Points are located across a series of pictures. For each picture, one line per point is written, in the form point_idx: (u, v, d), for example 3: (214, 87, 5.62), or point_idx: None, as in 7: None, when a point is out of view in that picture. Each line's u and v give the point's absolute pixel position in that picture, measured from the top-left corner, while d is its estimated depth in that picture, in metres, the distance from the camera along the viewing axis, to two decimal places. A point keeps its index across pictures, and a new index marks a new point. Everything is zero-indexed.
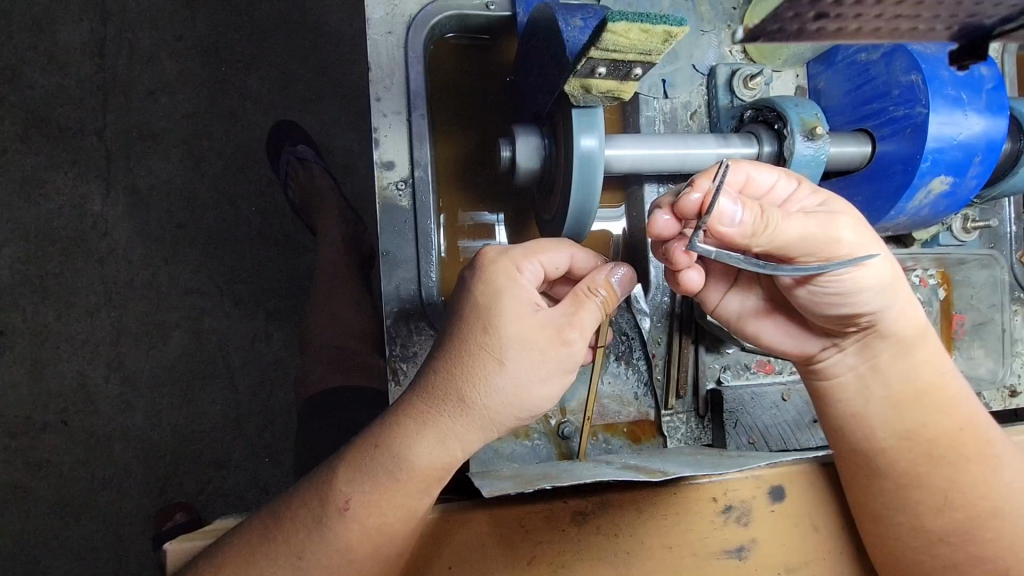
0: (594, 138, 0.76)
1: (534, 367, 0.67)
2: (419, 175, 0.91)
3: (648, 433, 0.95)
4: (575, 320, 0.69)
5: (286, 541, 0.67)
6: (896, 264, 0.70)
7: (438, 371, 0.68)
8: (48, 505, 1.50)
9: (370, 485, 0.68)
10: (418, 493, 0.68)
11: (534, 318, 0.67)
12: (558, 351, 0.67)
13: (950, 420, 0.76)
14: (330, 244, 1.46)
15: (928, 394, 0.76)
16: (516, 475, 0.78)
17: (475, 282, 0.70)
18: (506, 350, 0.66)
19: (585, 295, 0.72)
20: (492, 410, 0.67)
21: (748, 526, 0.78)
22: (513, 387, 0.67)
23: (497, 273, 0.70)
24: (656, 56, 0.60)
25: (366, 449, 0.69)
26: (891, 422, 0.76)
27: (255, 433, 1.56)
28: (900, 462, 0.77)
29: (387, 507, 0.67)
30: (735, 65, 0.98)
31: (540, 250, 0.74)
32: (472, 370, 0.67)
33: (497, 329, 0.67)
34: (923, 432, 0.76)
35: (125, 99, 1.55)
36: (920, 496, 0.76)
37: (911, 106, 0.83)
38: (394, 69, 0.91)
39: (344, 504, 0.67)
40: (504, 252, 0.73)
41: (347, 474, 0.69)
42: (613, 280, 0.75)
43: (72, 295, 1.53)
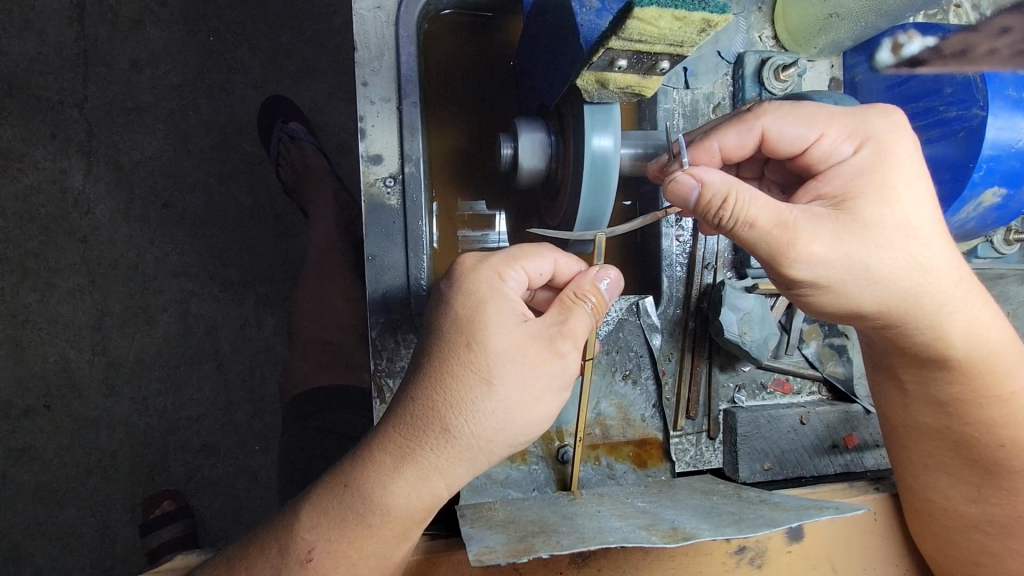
0: (608, 137, 0.67)
1: (527, 386, 0.59)
2: (410, 171, 0.82)
3: (656, 457, 0.87)
4: (565, 330, 0.62)
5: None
6: (912, 263, 0.62)
7: (415, 396, 0.60)
8: (27, 494, 1.40)
9: (337, 530, 0.61)
10: (394, 538, 0.61)
11: (521, 334, 0.60)
12: (551, 366, 0.60)
13: (977, 429, 0.74)
14: (323, 228, 1.36)
15: (954, 405, 0.74)
16: (509, 522, 0.64)
17: (454, 295, 0.62)
18: (494, 369, 0.58)
19: (572, 302, 0.65)
20: (480, 438, 0.59)
21: (762, 568, 0.72)
22: (503, 409, 0.59)
23: (478, 284, 0.62)
24: (688, 49, 0.51)
25: (335, 488, 0.62)
26: (904, 414, 0.78)
27: (244, 421, 1.48)
28: (930, 457, 0.76)
29: (356, 556, 0.61)
30: (766, 54, 0.88)
31: (521, 257, 0.66)
32: (455, 393, 0.59)
33: (481, 346, 0.59)
34: (938, 432, 0.76)
35: (106, 68, 1.43)
36: (929, 480, 0.77)
37: (966, 107, 0.76)
38: (384, 51, 0.81)
39: (308, 554, 0.62)
40: (482, 259, 0.65)
41: (312, 519, 0.62)
42: (601, 284, 0.68)
43: (53, 275, 1.42)
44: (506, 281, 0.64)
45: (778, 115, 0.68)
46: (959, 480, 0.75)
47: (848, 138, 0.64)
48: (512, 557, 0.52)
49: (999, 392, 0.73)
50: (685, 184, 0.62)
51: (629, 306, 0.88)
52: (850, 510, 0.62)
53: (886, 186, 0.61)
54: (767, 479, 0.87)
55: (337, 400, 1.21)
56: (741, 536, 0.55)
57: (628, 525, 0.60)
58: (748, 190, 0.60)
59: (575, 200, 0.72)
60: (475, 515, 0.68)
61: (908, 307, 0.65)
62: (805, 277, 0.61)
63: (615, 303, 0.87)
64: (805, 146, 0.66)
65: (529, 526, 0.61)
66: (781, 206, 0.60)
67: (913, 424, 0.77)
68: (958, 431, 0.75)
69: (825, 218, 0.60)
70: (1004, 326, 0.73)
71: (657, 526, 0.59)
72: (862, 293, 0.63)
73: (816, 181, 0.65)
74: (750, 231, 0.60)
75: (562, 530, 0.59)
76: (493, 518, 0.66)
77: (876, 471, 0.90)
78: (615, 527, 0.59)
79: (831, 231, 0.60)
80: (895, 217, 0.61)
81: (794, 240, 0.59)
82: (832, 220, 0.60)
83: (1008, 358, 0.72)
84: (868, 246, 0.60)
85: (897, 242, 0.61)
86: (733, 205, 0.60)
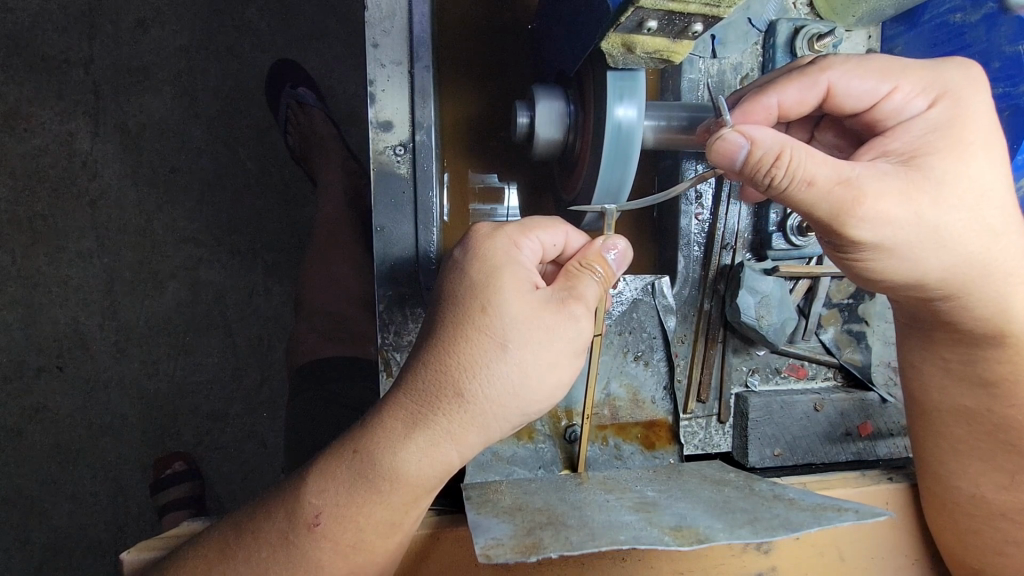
0: (631, 107, 0.64)
1: (541, 352, 0.57)
2: (421, 139, 0.79)
3: (664, 439, 0.85)
4: (578, 298, 0.60)
5: (248, 561, 0.62)
6: (977, 231, 0.60)
7: (427, 363, 0.59)
8: (41, 455, 1.42)
9: (345, 495, 0.60)
10: (401, 505, 0.61)
11: (534, 299, 0.58)
12: (565, 331, 0.58)
13: (1022, 412, 0.71)
14: (331, 197, 1.34)
15: (1002, 385, 0.71)
16: (517, 508, 0.63)
17: (469, 260, 0.60)
18: (510, 334, 0.57)
19: (581, 271, 0.63)
20: (493, 404, 0.58)
21: (768, 554, 0.72)
22: (518, 375, 0.57)
23: (493, 249, 0.60)
24: (726, 8, 0.47)
25: (343, 454, 0.61)
26: (943, 395, 0.75)
27: (252, 387, 1.49)
28: (958, 441, 0.75)
29: (364, 521, 0.60)
30: (800, 21, 0.82)
31: (534, 227, 0.63)
32: (468, 359, 0.57)
33: (495, 311, 0.57)
34: (981, 414, 0.73)
35: (113, 27, 1.39)
36: (956, 466, 0.75)
37: (1014, 83, 0.74)
38: (396, 10, 0.77)
39: (315, 518, 0.61)
40: (497, 226, 0.63)
41: (318, 484, 0.62)
42: (608, 254, 0.66)
43: (63, 238, 1.41)
44: (521, 249, 0.62)
45: (843, 71, 0.66)
46: (987, 465, 0.73)
47: (921, 95, 0.63)
48: (520, 554, 0.51)
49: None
50: (733, 142, 0.58)
51: (644, 286, 0.85)
52: (869, 515, 0.58)
53: (955, 146, 0.60)
54: (777, 465, 0.85)
55: (344, 371, 1.21)
56: (757, 540, 0.54)
57: (638, 519, 0.58)
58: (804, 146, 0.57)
59: (593, 172, 0.69)
60: (480, 500, 0.67)
61: (972, 274, 0.63)
62: (870, 239, 0.57)
63: (629, 283, 0.85)
64: (873, 102, 0.64)
65: (536, 516, 0.60)
66: (844, 164, 0.57)
67: (954, 406, 0.74)
68: (999, 413, 0.72)
69: (894, 174, 0.57)
70: None
71: (665, 522, 0.57)
72: (925, 259, 0.60)
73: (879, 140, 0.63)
74: (809, 190, 0.56)
75: (570, 524, 0.58)
76: (498, 503, 0.65)
77: (889, 460, 0.88)
78: (625, 522, 0.57)
79: (901, 189, 0.57)
80: (967, 176, 0.59)
81: (862, 197, 0.55)
82: (900, 178, 0.57)
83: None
84: (938, 208, 0.58)
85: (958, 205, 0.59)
86: (787, 163, 0.56)
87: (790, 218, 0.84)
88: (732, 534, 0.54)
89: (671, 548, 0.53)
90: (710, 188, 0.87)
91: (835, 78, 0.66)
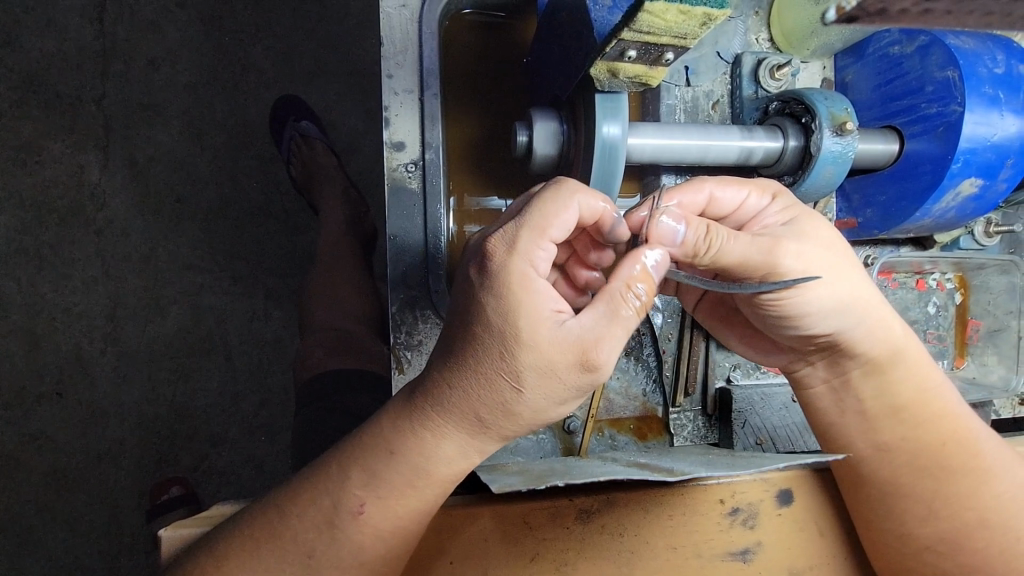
0: (618, 125, 0.73)
1: (554, 391, 0.60)
2: (430, 157, 0.88)
3: (656, 430, 0.93)
4: (605, 331, 0.58)
5: (297, 535, 0.66)
6: (862, 289, 0.71)
7: (452, 388, 0.62)
8: (40, 478, 1.44)
9: (385, 487, 0.66)
10: (433, 498, 0.67)
11: (555, 338, 0.57)
12: (581, 374, 0.58)
13: (930, 427, 0.76)
14: (332, 226, 1.43)
15: (908, 411, 0.77)
16: (526, 469, 0.74)
17: (486, 290, 0.59)
18: (526, 376, 0.59)
19: (618, 296, 0.59)
20: (511, 426, 0.64)
21: (754, 529, 0.77)
22: (531, 411, 0.61)
23: (509, 278, 0.58)
24: (692, 40, 0.56)
25: (380, 451, 0.67)
26: (868, 437, 0.78)
27: (251, 409, 1.53)
28: (883, 470, 0.77)
29: (402, 510, 0.66)
30: (762, 54, 0.93)
31: (548, 230, 0.60)
32: (490, 395, 0.61)
33: (514, 354, 0.58)
34: (900, 447, 0.77)
35: (125, 67, 1.49)
36: (903, 505, 0.76)
37: (945, 104, 0.83)
38: (407, 46, 0.87)
39: (359, 507, 0.66)
40: (511, 245, 0.59)
41: (359, 477, 0.67)
42: (650, 267, 0.61)
43: (69, 266, 1.47)
44: (537, 266, 0.60)
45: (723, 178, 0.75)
46: (922, 498, 0.76)
47: (763, 194, 0.73)
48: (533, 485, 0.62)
49: (925, 386, 0.77)
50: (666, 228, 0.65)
51: None
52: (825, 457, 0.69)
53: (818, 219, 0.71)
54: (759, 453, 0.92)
55: (345, 385, 1.25)
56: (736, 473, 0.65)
57: (634, 473, 0.68)
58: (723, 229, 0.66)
59: (585, 182, 0.78)
60: (491, 468, 0.76)
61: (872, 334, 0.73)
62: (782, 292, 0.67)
63: None
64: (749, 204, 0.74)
65: (544, 471, 0.70)
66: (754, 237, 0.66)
67: (878, 446, 0.77)
68: (915, 439, 0.77)
69: (818, 254, 0.67)
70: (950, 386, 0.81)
71: (659, 469, 0.68)
72: (861, 329, 0.72)
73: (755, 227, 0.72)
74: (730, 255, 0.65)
75: (574, 473, 0.69)
76: (510, 470, 0.74)
77: None
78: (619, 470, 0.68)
79: (824, 269, 0.67)
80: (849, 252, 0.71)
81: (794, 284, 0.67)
82: (824, 256, 0.68)
83: (923, 353, 0.78)
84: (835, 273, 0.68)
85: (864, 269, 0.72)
86: (711, 237, 0.65)
87: None
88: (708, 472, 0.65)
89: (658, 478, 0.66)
90: None
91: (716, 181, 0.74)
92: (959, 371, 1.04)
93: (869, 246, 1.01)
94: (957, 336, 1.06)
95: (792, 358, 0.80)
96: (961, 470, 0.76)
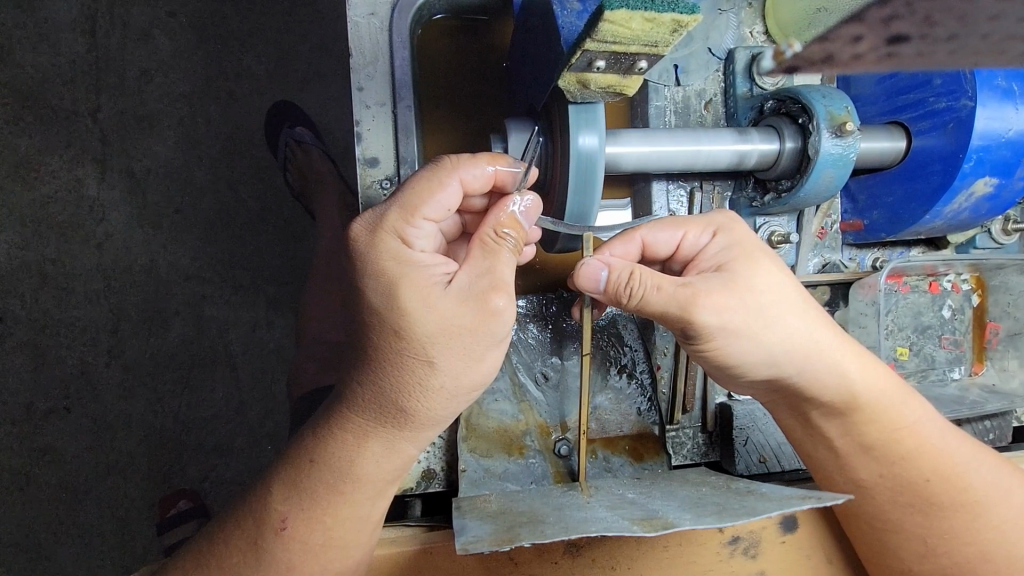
0: (594, 136, 0.69)
1: (465, 357, 0.60)
2: (406, 172, 0.84)
3: (652, 450, 0.87)
4: (497, 282, 0.60)
5: (223, 565, 0.68)
6: (805, 335, 0.66)
7: (364, 381, 0.64)
8: (48, 496, 1.43)
9: (310, 499, 0.67)
10: (367, 500, 0.68)
11: (444, 301, 0.58)
12: (489, 326, 0.59)
13: (917, 459, 0.73)
14: (330, 227, 1.37)
15: (880, 449, 0.73)
16: (502, 511, 0.65)
17: (366, 277, 0.60)
18: (431, 350, 0.59)
19: (493, 243, 0.62)
20: (434, 410, 0.64)
21: (756, 558, 0.73)
22: (451, 382, 0.61)
23: (384, 261, 0.59)
24: (664, 48, 0.52)
25: (302, 465, 0.68)
26: (844, 473, 0.75)
27: (257, 420, 1.52)
28: (879, 501, 0.74)
29: (331, 521, 0.67)
30: (756, 49, 0.88)
31: (416, 206, 0.60)
32: (402, 378, 0.61)
33: (410, 330, 0.59)
34: (877, 484, 0.74)
35: (118, 78, 1.47)
36: (894, 542, 0.73)
37: (955, 98, 0.78)
38: (379, 56, 0.83)
39: (282, 523, 0.67)
40: (376, 226, 0.61)
41: (284, 491, 0.68)
42: (516, 213, 0.65)
43: (70, 282, 1.45)
44: (411, 243, 0.61)
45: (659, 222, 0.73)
46: (913, 535, 0.73)
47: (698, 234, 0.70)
48: (496, 545, 0.53)
49: (903, 423, 0.73)
50: (592, 271, 0.66)
51: None
52: (831, 499, 0.57)
53: (755, 261, 0.67)
54: (764, 471, 0.87)
55: None
56: (721, 525, 0.54)
57: (614, 515, 0.60)
58: (650, 277, 0.64)
59: (562, 196, 0.74)
60: (467, 506, 0.68)
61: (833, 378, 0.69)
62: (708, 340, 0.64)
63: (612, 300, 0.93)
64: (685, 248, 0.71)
65: (518, 517, 0.62)
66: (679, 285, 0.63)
67: (856, 483, 0.75)
68: (893, 475, 0.73)
69: (743, 306, 0.63)
70: (929, 411, 0.76)
71: (640, 516, 0.59)
72: (810, 376, 0.68)
73: (694, 266, 0.70)
74: (658, 296, 0.63)
75: (549, 520, 0.60)
76: (485, 509, 0.67)
77: None
78: (603, 517, 0.60)
79: (751, 322, 0.64)
80: (791, 295, 0.66)
81: (715, 337, 0.64)
82: (750, 308, 0.64)
83: (896, 389, 0.73)
84: (768, 322, 0.64)
85: (807, 315, 0.67)
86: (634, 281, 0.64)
87: (759, 233, 0.89)
88: (697, 521, 0.55)
89: (638, 536, 0.54)
90: (683, 208, 0.90)
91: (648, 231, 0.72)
92: (977, 378, 0.98)
93: (877, 249, 0.96)
94: (976, 339, 0.99)
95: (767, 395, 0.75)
96: (950, 505, 0.72)
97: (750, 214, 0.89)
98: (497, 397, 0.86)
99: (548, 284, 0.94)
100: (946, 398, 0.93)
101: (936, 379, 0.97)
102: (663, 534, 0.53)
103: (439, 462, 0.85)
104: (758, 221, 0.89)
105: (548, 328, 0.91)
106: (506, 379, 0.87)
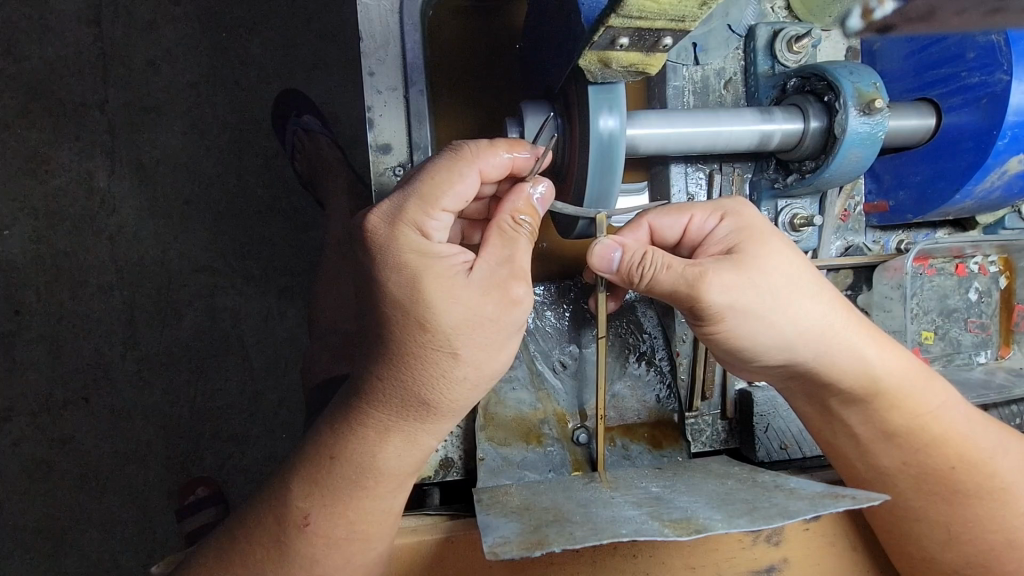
0: (614, 118, 0.67)
1: (489, 346, 0.60)
2: (419, 158, 0.83)
3: (671, 437, 0.86)
4: (517, 271, 0.60)
5: (245, 563, 0.69)
6: (820, 314, 0.65)
7: (383, 377, 0.63)
8: (69, 485, 1.45)
9: (332, 496, 0.67)
10: (390, 494, 0.69)
11: (469, 294, 0.58)
12: (510, 315, 0.60)
13: (943, 446, 0.71)
14: (340, 214, 1.36)
15: (902, 435, 0.72)
16: (526, 508, 0.65)
17: (386, 272, 0.58)
18: (457, 343, 0.59)
19: (510, 230, 0.63)
20: (457, 401, 0.64)
21: (779, 546, 0.73)
22: (474, 373, 0.61)
23: (405, 254, 0.57)
24: (691, 23, 0.50)
25: (321, 462, 0.68)
26: (865, 461, 0.74)
27: (272, 408, 1.53)
28: (902, 488, 0.73)
29: (353, 515, 0.67)
30: (778, 25, 0.84)
31: (437, 198, 0.58)
32: (427, 373, 0.61)
33: (434, 325, 0.58)
34: (900, 472, 0.73)
35: (125, 69, 1.46)
36: (918, 531, 0.72)
37: (989, 72, 0.76)
38: (389, 39, 0.81)
39: (304, 519, 0.68)
40: (394, 218, 0.58)
41: (302, 489, 0.68)
42: (534, 198, 0.65)
43: (84, 273, 1.46)
44: (430, 235, 0.59)
45: (665, 209, 0.72)
46: (938, 523, 0.71)
47: (707, 217, 0.69)
48: (526, 550, 0.52)
49: (924, 409, 0.71)
50: (606, 253, 0.66)
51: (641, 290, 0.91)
52: (866, 501, 0.55)
53: (766, 243, 0.65)
54: (785, 458, 0.86)
55: None
56: (754, 529, 0.53)
57: (641, 514, 0.59)
58: (659, 257, 0.63)
59: (581, 179, 0.72)
60: (490, 501, 0.68)
61: (856, 362, 0.68)
62: (722, 320, 0.62)
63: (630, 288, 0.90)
64: (693, 232, 0.70)
65: (543, 515, 0.61)
66: (689, 264, 0.62)
67: (878, 471, 0.74)
68: (916, 462, 0.72)
69: (753, 287, 0.62)
70: (955, 397, 0.74)
71: (669, 516, 0.58)
72: (832, 359, 0.67)
73: (703, 251, 0.68)
74: (669, 275, 0.63)
75: (575, 520, 0.59)
76: (508, 504, 0.67)
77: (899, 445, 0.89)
78: (629, 516, 0.59)
79: (761, 302, 0.62)
80: (803, 273, 0.65)
81: (725, 318, 0.62)
82: (760, 288, 0.62)
83: (920, 374, 0.71)
84: (781, 303, 0.63)
85: (822, 298, 0.65)
86: (647, 261, 0.64)
87: (780, 216, 0.86)
88: (729, 524, 0.54)
89: (671, 540, 0.53)
90: (702, 191, 0.87)
91: (655, 218, 0.71)
92: (1004, 362, 0.96)
93: (902, 230, 0.94)
94: (1003, 323, 0.97)
95: (784, 381, 0.73)
96: (976, 493, 0.71)
97: (772, 196, 0.86)
98: (514, 386, 0.85)
99: (564, 270, 0.93)
100: (972, 382, 0.91)
101: (961, 363, 0.95)
102: (701, 540, 0.51)
103: (456, 451, 0.84)
104: (780, 204, 0.86)
105: (565, 316, 0.90)
106: (524, 368, 0.86)
